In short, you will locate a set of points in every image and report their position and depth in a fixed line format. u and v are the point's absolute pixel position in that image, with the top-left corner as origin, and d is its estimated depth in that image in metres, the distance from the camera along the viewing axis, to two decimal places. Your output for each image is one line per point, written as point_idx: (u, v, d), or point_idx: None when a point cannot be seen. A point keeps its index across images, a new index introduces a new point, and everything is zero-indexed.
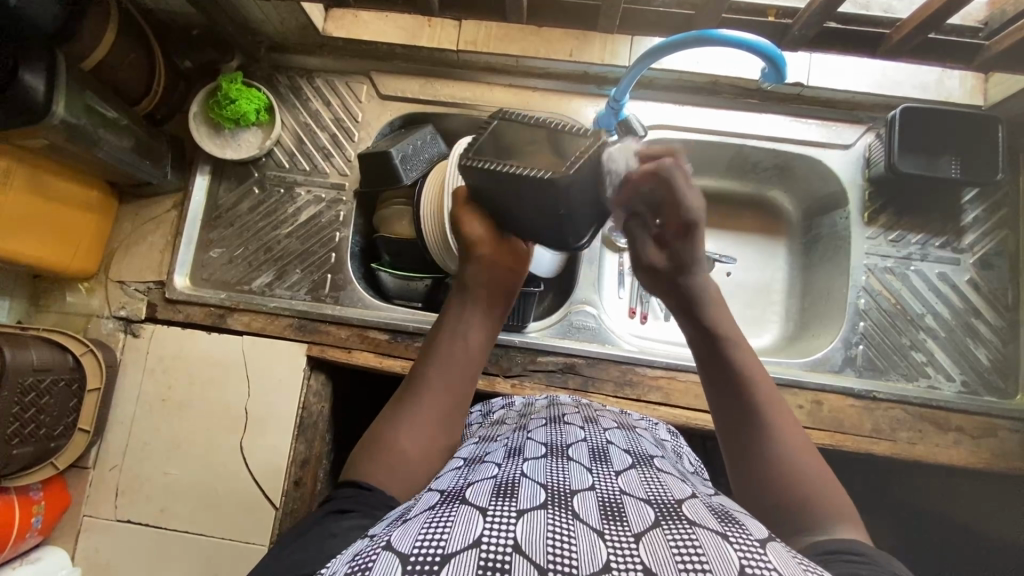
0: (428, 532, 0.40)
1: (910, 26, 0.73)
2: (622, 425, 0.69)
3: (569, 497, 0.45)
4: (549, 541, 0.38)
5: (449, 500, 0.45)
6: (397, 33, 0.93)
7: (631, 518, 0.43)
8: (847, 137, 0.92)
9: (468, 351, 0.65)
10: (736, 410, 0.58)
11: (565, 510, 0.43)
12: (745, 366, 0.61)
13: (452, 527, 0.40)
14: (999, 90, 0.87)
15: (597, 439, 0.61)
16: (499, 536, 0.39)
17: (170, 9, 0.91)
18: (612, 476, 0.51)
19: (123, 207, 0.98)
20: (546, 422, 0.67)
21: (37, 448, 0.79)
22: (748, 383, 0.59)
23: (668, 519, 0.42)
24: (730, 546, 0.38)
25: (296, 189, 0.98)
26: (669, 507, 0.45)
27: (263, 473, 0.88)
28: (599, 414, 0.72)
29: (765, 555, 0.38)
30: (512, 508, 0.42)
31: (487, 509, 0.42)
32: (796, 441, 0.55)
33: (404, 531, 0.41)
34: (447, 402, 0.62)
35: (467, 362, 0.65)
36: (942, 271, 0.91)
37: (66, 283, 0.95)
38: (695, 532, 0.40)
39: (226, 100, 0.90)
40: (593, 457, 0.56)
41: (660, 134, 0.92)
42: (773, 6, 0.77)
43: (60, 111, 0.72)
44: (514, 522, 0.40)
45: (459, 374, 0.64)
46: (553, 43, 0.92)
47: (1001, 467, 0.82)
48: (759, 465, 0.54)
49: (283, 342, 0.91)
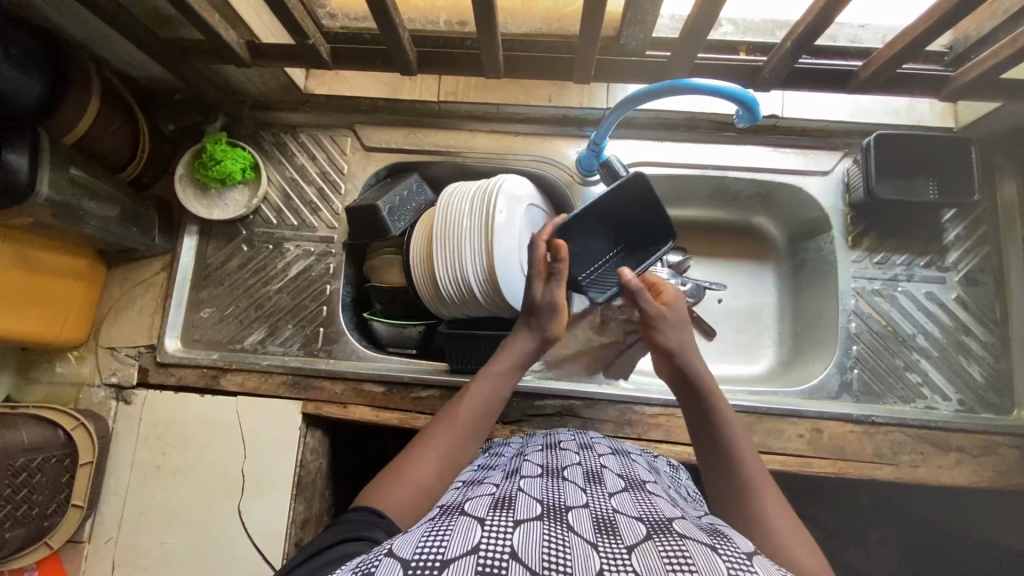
0: (429, 539, 0.39)
1: (879, 62, 0.75)
2: (618, 452, 0.68)
3: (564, 511, 0.45)
4: (544, 551, 0.38)
5: (448, 513, 0.45)
6: (379, 88, 0.96)
7: (624, 533, 0.42)
8: (825, 164, 0.94)
9: (498, 388, 0.68)
10: (706, 455, 0.61)
11: (560, 522, 0.43)
12: (721, 415, 0.62)
13: (451, 535, 0.39)
14: (969, 112, 0.90)
15: (592, 463, 0.61)
16: (497, 544, 0.38)
17: (153, 77, 0.93)
18: (605, 497, 0.51)
19: (111, 273, 0.98)
20: (543, 448, 0.67)
21: (29, 528, 0.78)
22: (719, 429, 0.61)
23: (660, 533, 0.42)
24: (720, 557, 0.38)
25: (285, 244, 0.98)
26: (661, 523, 0.45)
27: (262, 538, 0.86)
28: (593, 440, 0.70)
29: (753, 567, 0.38)
30: (508, 519, 0.41)
31: (485, 519, 0.41)
32: (767, 496, 0.55)
33: (405, 539, 0.40)
34: (470, 435, 0.63)
35: (497, 398, 0.67)
36: (929, 290, 0.92)
37: (56, 353, 0.94)
38: (686, 545, 0.40)
39: (212, 161, 0.91)
40: (588, 478, 0.55)
41: (642, 170, 0.95)
42: (743, 42, 0.80)
43: (44, 190, 0.73)
44: (512, 532, 0.40)
45: (485, 413, 0.65)
46: (532, 90, 0.95)
47: (1004, 485, 0.82)
48: (728, 513, 0.55)
49: (277, 401, 0.90)
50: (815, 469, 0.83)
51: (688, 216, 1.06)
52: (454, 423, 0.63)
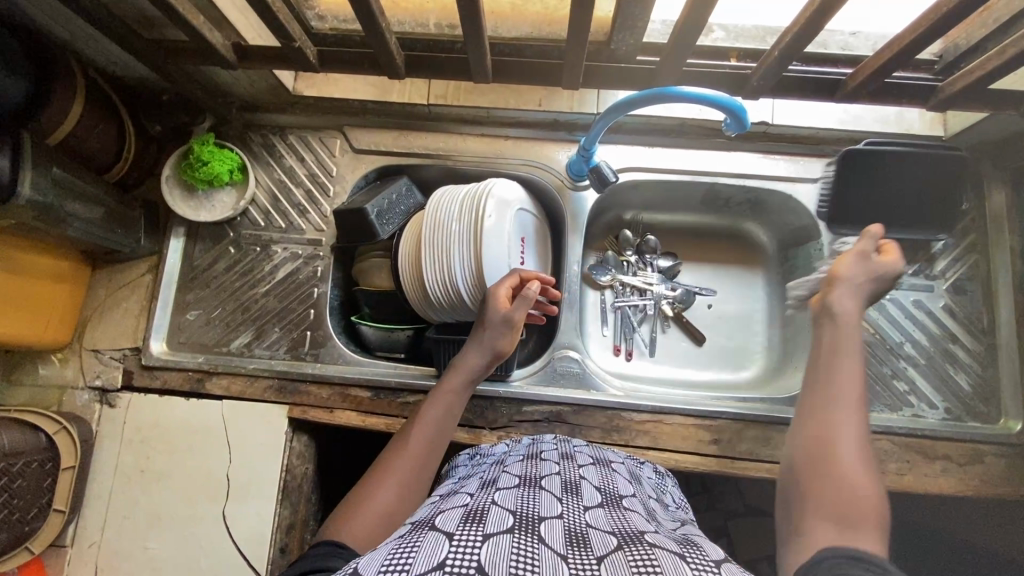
0: (395, 556, 0.38)
1: (867, 71, 0.75)
2: (598, 461, 0.67)
3: (537, 522, 0.45)
4: (512, 562, 0.38)
5: (419, 527, 0.44)
6: (368, 90, 0.95)
7: (595, 545, 0.42)
8: (815, 171, 0.94)
9: (449, 409, 0.71)
10: (814, 402, 0.53)
11: (531, 533, 0.42)
12: (847, 360, 0.54)
13: (417, 551, 0.39)
14: (958, 121, 0.90)
15: (571, 473, 0.61)
16: (463, 559, 0.38)
17: (139, 77, 0.92)
18: (580, 509, 0.50)
19: (96, 274, 0.97)
20: (523, 457, 0.67)
21: (8, 533, 0.77)
22: (845, 370, 0.54)
23: (631, 544, 0.42)
24: (688, 566, 0.38)
25: (272, 247, 0.97)
26: (633, 534, 0.44)
27: (247, 543, 0.85)
28: (576, 449, 0.70)
29: (719, 574, 0.37)
30: (478, 532, 0.41)
31: (454, 533, 0.41)
32: (859, 473, 0.47)
33: (371, 558, 0.40)
34: (426, 456, 0.65)
35: (451, 419, 0.70)
36: (917, 298, 0.92)
37: (39, 355, 0.93)
38: (655, 554, 0.40)
39: (198, 162, 0.90)
40: (564, 489, 0.55)
41: (632, 175, 0.95)
42: (734, 49, 0.80)
43: (26, 191, 0.72)
44: (480, 545, 0.39)
45: (436, 434, 0.68)
46: (524, 94, 0.94)
47: (990, 494, 0.82)
48: (808, 448, 0.50)
49: (263, 405, 0.89)
50: None
51: (679, 221, 1.06)
52: (405, 448, 0.65)
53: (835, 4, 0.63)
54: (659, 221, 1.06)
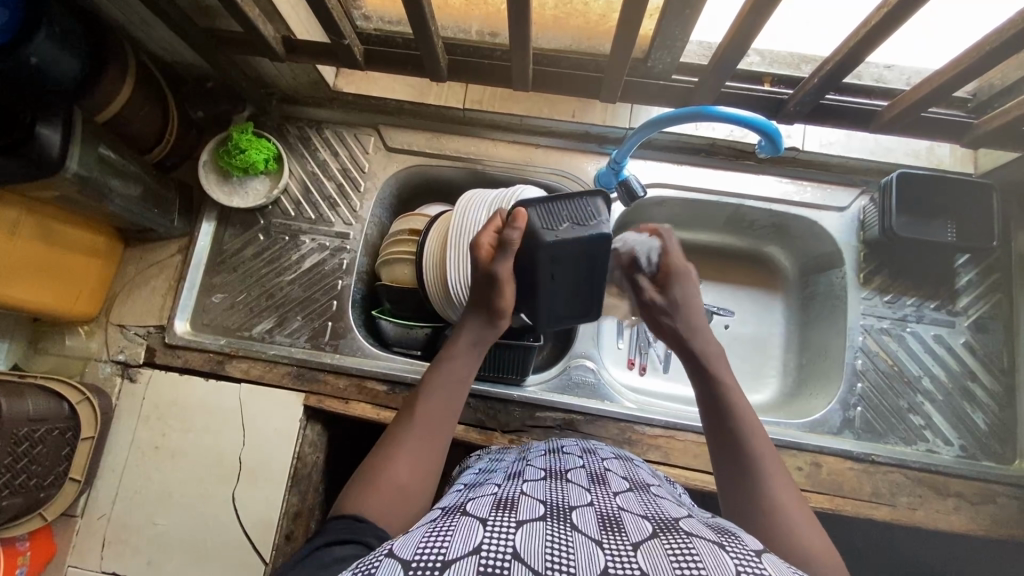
0: (430, 539, 0.39)
1: (903, 104, 0.76)
2: (620, 456, 0.67)
3: (568, 511, 0.45)
4: (548, 551, 0.38)
5: (450, 513, 0.45)
6: (407, 90, 0.98)
7: (630, 530, 0.43)
8: (841, 200, 0.94)
9: (442, 415, 0.63)
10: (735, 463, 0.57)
11: (563, 522, 0.43)
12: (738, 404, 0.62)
13: (452, 536, 0.39)
14: (988, 160, 0.90)
15: (596, 465, 0.61)
16: (499, 545, 0.38)
17: (187, 63, 0.94)
18: (610, 496, 0.51)
19: (127, 252, 0.99)
20: (545, 452, 0.67)
21: (25, 499, 0.78)
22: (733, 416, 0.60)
23: (667, 531, 0.42)
24: (727, 555, 0.38)
25: (301, 237, 0.99)
26: (667, 522, 0.45)
27: (253, 527, 0.86)
28: (597, 445, 0.70)
29: (761, 564, 0.37)
30: (511, 519, 0.42)
31: (487, 519, 0.42)
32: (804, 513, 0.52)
33: (406, 539, 0.40)
34: (439, 425, 0.63)
35: (460, 392, 0.66)
36: (938, 333, 0.92)
37: (66, 326, 0.95)
38: (693, 542, 0.40)
39: (236, 149, 0.92)
40: (592, 480, 0.56)
41: (660, 191, 0.96)
42: (768, 74, 0.81)
43: (73, 166, 0.74)
44: (514, 532, 0.40)
45: (451, 398, 0.65)
46: (558, 104, 0.96)
47: (1002, 535, 0.81)
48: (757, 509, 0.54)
49: (281, 391, 0.90)
50: (812, 503, 0.82)
51: (703, 239, 1.07)
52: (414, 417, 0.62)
53: (877, 38, 0.65)
54: (680, 239, 1.07)
